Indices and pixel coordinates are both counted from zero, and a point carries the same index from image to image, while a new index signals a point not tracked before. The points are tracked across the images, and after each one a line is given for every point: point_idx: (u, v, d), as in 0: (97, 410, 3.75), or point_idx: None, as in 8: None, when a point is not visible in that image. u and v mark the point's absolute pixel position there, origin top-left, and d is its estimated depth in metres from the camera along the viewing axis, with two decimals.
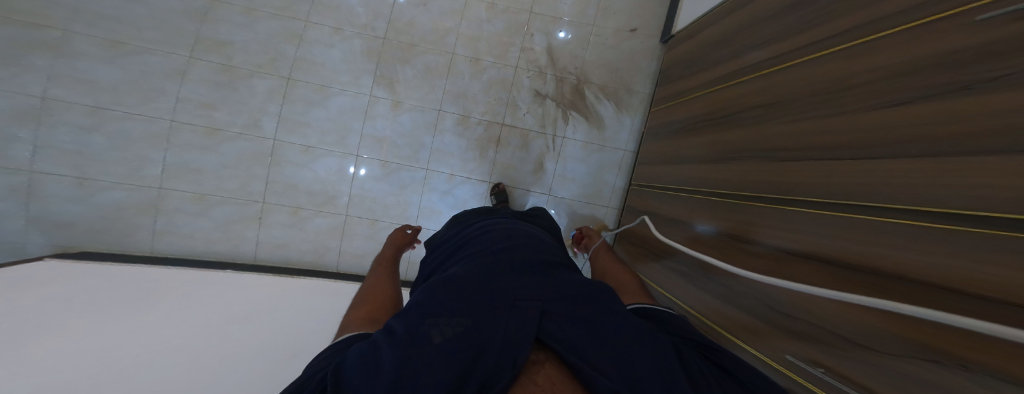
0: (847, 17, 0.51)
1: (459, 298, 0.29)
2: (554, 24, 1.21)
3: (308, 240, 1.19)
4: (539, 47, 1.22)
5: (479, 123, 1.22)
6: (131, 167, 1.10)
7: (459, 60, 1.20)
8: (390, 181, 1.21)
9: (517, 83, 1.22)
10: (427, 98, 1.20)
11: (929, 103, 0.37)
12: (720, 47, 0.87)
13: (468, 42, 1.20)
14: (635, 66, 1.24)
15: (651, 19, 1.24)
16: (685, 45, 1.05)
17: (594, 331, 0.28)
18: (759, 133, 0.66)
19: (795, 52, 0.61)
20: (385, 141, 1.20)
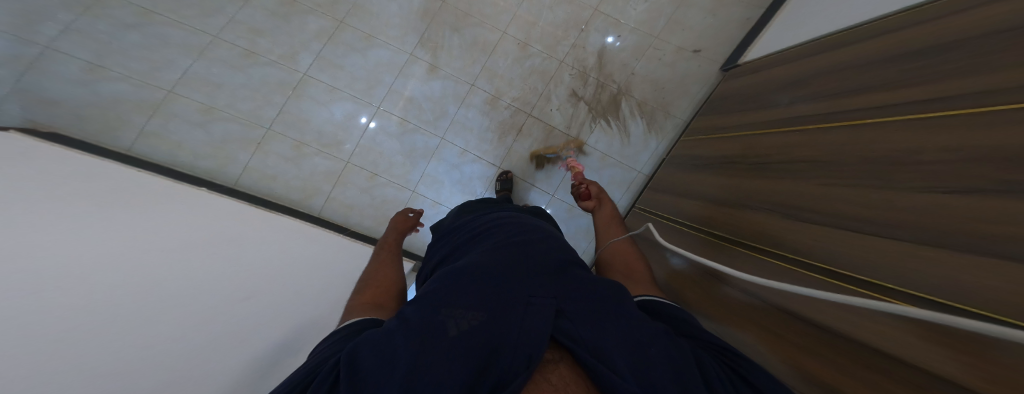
0: (932, 86, 0.49)
1: (475, 295, 0.35)
2: (617, 28, 1.18)
3: (301, 177, 1.18)
4: (593, 47, 1.19)
5: (507, 108, 1.21)
6: (153, 67, 1.08)
7: (508, 41, 1.19)
8: (402, 141, 1.22)
9: (557, 79, 1.20)
10: (464, 69, 1.20)
11: (968, 197, 0.36)
12: (784, 90, 0.83)
13: (523, 25, 1.18)
14: (683, 89, 1.21)
15: (720, 43, 1.19)
16: (745, 79, 1.03)
17: (607, 333, 0.32)
18: (786, 186, 0.65)
19: (857, 111, 0.59)
20: (410, 101, 1.20)
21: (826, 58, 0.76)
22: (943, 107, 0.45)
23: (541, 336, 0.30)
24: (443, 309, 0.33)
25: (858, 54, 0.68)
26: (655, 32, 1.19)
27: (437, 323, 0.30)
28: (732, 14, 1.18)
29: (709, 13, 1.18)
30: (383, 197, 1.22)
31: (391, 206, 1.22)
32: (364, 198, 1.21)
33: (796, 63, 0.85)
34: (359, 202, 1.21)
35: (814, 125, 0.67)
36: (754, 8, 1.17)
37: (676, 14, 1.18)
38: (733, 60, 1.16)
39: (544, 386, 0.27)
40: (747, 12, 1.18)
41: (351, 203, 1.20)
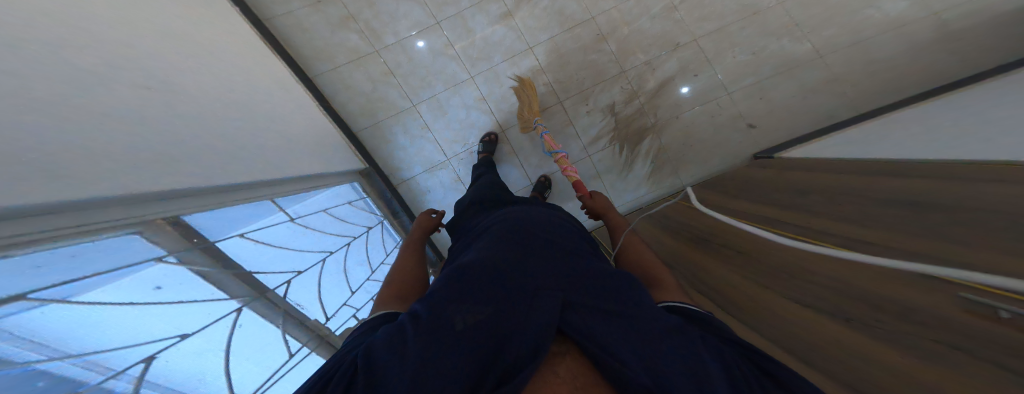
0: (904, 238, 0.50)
1: (480, 292, 0.40)
2: (701, 66, 1.16)
3: (328, 43, 1.25)
4: (662, 74, 1.18)
5: (544, 85, 1.21)
6: None
7: (590, 26, 1.17)
8: (434, 60, 1.25)
9: (607, 84, 1.19)
10: (534, 31, 1.18)
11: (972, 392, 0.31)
12: (773, 190, 0.87)
13: (618, 19, 1.16)
14: (704, 157, 1.21)
15: (784, 128, 1.15)
16: (761, 170, 1.01)
17: (614, 325, 0.36)
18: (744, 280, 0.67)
19: (834, 237, 0.60)
20: (470, 32, 1.21)
21: (832, 179, 0.75)
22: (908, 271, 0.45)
23: (543, 329, 0.34)
24: (449, 308, 0.37)
25: (856, 181, 0.68)
26: (735, 89, 1.16)
27: (443, 319, 0.35)
28: (821, 106, 1.11)
29: (801, 95, 1.13)
30: (380, 96, 1.29)
31: (385, 114, 1.31)
32: (365, 86, 1.29)
33: (803, 171, 0.86)
34: (359, 86, 1.29)
35: (781, 231, 0.70)
36: (848, 110, 1.09)
37: (768, 81, 1.14)
38: (769, 153, 1.10)
39: (554, 379, 0.31)
40: (834, 110, 1.11)
41: (351, 84, 1.28)
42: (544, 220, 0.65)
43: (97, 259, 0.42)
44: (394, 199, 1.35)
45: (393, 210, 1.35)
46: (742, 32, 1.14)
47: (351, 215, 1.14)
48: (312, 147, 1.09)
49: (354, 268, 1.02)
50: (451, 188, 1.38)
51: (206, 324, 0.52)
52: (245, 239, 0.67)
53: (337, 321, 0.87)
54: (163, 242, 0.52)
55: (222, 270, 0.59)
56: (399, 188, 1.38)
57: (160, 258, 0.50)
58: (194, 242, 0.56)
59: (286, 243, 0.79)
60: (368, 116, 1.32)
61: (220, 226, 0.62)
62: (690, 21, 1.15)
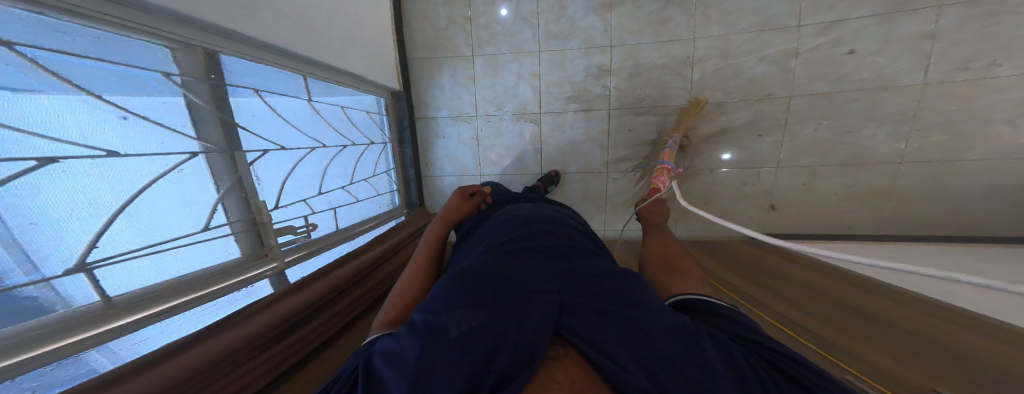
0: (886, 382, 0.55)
1: (476, 293, 0.41)
2: (772, 128, 1.12)
3: None
4: (726, 121, 1.15)
5: (606, 88, 1.20)
6: None
7: (686, 47, 1.11)
8: (513, 19, 1.21)
9: (666, 113, 1.18)
10: (624, 31, 1.14)
11: None
12: (764, 274, 0.92)
13: (721, 48, 1.09)
14: (710, 220, 1.24)
15: (806, 221, 1.18)
16: (752, 249, 1.09)
17: (613, 328, 0.38)
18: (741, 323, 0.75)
19: (814, 338, 0.67)
20: (561, 8, 1.16)
21: (850, 293, 0.78)
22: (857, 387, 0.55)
23: (540, 334, 0.36)
24: (444, 312, 0.38)
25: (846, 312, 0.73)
26: (786, 166, 1.15)
27: (441, 326, 0.36)
28: (849, 213, 1.13)
29: (844, 196, 1.13)
30: (447, 33, 1.28)
31: (442, 50, 1.30)
32: (441, 22, 1.27)
33: (803, 265, 0.91)
34: (434, 18, 1.27)
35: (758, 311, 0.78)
36: (872, 225, 1.12)
37: (823, 169, 1.12)
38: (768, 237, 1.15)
39: (555, 378, 0.33)
40: (859, 223, 1.13)
41: (429, 14, 1.27)
42: (541, 215, 0.69)
43: (106, 48, 0.49)
44: (406, 131, 1.36)
45: (401, 140, 1.37)
46: (848, 106, 1.06)
47: (365, 124, 1.19)
48: (372, 52, 1.09)
49: (336, 171, 1.02)
50: (465, 144, 1.39)
51: (141, 153, 0.53)
52: (256, 96, 0.74)
53: (285, 212, 0.81)
54: (183, 64, 0.59)
55: (212, 111, 0.64)
56: (418, 122, 1.39)
57: (165, 75, 0.57)
58: (211, 77, 0.63)
59: (286, 115, 0.82)
60: (428, 46, 1.31)
61: (246, 75, 0.69)
62: (801, 74, 1.06)
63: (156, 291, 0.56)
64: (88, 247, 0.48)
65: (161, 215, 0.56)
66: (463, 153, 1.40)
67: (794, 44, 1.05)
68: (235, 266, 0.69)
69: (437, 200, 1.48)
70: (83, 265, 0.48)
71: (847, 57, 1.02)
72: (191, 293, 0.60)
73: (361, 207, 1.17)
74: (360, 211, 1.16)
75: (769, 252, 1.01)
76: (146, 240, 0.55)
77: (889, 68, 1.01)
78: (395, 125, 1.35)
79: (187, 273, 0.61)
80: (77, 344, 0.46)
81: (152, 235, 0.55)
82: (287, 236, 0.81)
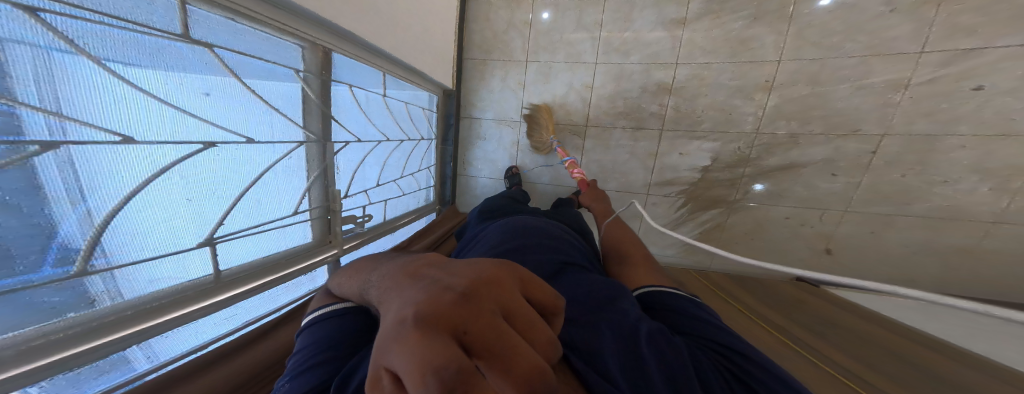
0: None
1: None
2: (849, 168, 1.05)
3: None
4: (800, 155, 1.08)
5: (661, 107, 1.19)
6: None
7: (755, 72, 1.07)
8: (577, 30, 1.24)
9: (722, 139, 1.15)
10: (694, 49, 1.12)
11: None
12: (815, 320, 0.87)
13: (811, 74, 1.02)
14: (752, 256, 1.18)
15: (864, 272, 1.10)
16: (793, 290, 1.04)
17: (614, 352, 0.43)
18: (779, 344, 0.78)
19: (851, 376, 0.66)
20: (629, 21, 1.18)
21: (900, 344, 0.74)
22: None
23: None
24: None
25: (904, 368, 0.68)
26: (851, 211, 1.07)
27: None
28: (916, 267, 1.05)
29: (915, 248, 1.03)
30: (509, 37, 1.33)
31: (501, 53, 1.36)
32: (501, 26, 1.33)
33: (844, 310, 0.89)
34: (496, 23, 1.34)
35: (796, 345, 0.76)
36: (937, 282, 1.04)
37: (896, 218, 1.03)
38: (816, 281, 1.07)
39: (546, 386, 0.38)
40: (922, 280, 1.05)
41: (491, 18, 1.34)
42: (535, 229, 0.76)
43: (263, 46, 0.56)
44: (450, 131, 1.45)
45: (445, 138, 1.46)
46: (954, 152, 0.94)
47: (421, 120, 1.28)
48: (436, 50, 1.15)
49: (393, 165, 1.10)
50: (504, 148, 1.43)
51: (264, 143, 0.61)
52: (349, 91, 0.83)
53: (350, 202, 0.89)
54: (307, 60, 0.67)
55: (319, 104, 0.72)
56: (462, 121, 1.46)
57: (294, 71, 0.65)
58: (322, 73, 0.70)
59: (366, 109, 0.91)
60: (489, 48, 1.37)
61: (344, 71, 0.78)
62: (904, 109, 0.96)
63: (249, 269, 0.63)
64: (218, 222, 0.55)
65: (268, 201, 0.64)
66: (500, 157, 1.44)
67: (906, 74, 0.94)
68: (305, 250, 0.77)
69: (467, 200, 1.54)
70: (211, 239, 0.55)
71: (972, 93, 0.89)
72: (273, 273, 0.68)
73: (405, 199, 1.24)
74: (403, 204, 1.23)
75: (817, 296, 0.97)
76: (252, 220, 0.62)
77: (1019, 113, 0.87)
78: (441, 122, 1.44)
79: (272, 254, 0.68)
80: (183, 317, 0.52)
81: (257, 216, 0.63)
82: (348, 224, 0.88)
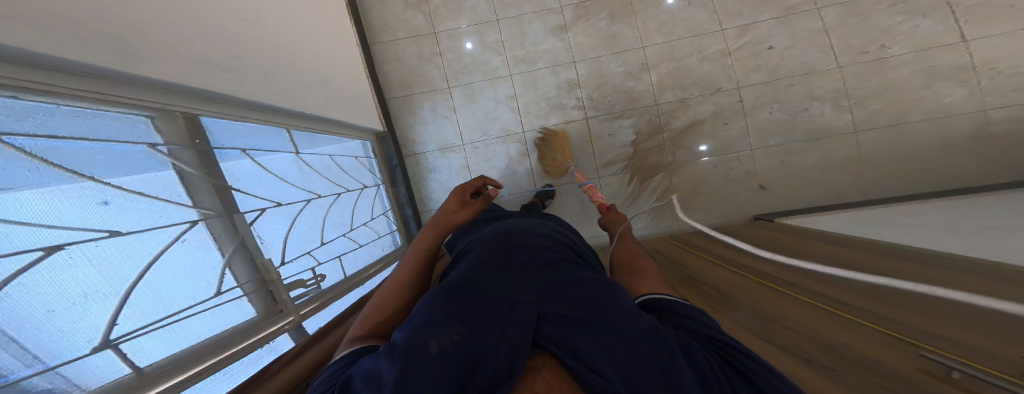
0: (872, 304, 0.55)
1: (449, 313, 0.40)
2: (735, 117, 1.20)
3: (394, 11, 1.34)
4: (693, 114, 1.22)
5: (579, 99, 1.26)
6: None
7: (636, 54, 1.22)
8: (482, 52, 1.30)
9: (636, 113, 1.24)
10: (583, 47, 1.25)
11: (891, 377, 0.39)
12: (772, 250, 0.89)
13: (669, 53, 1.22)
14: (707, 208, 1.23)
15: (802, 196, 1.17)
16: (756, 228, 1.07)
17: (592, 336, 0.36)
18: (731, 278, 0.79)
19: (809, 292, 0.63)
20: (523, 34, 1.27)
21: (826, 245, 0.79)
22: (920, 361, 0.41)
23: (517, 346, 0.34)
24: (423, 332, 0.36)
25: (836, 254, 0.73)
26: (759, 147, 1.19)
27: (419, 344, 0.34)
28: (834, 181, 1.15)
29: (825, 164, 1.16)
30: (423, 71, 1.35)
31: (420, 87, 1.36)
32: (413, 62, 1.35)
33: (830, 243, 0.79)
34: (406, 59, 1.35)
35: (750, 274, 0.77)
36: (854, 189, 1.14)
37: (797, 144, 1.17)
38: (770, 215, 1.15)
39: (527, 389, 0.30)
40: (845, 191, 1.14)
41: (401, 56, 1.35)
42: (524, 228, 0.72)
43: (83, 126, 0.48)
44: (398, 171, 1.40)
45: (393, 180, 1.40)
46: (790, 90, 1.16)
47: (354, 168, 1.23)
48: (349, 101, 1.13)
49: (336, 217, 1.05)
50: (456, 173, 1.41)
51: (141, 230, 0.51)
52: (240, 153, 0.77)
53: (291, 267, 0.82)
54: (165, 132, 0.60)
55: (204, 178, 0.66)
56: (407, 159, 1.43)
57: (152, 147, 0.58)
58: (195, 142, 0.65)
59: (279, 171, 0.88)
60: (406, 88, 1.37)
61: (230, 134, 0.74)
62: (740, 68, 1.19)
63: (183, 358, 0.53)
64: (110, 324, 0.45)
65: (178, 284, 0.55)
66: (456, 182, 1.41)
67: (725, 46, 1.20)
68: (250, 326, 0.67)
69: None
70: (110, 341, 0.45)
71: (770, 51, 1.17)
72: (218, 353, 0.57)
73: (364, 251, 1.17)
74: (364, 256, 1.15)
75: (787, 234, 0.94)
76: (164, 308, 0.53)
77: (808, 58, 1.16)
78: (384, 166, 1.37)
79: (209, 336, 0.58)
80: None
81: (169, 303, 0.53)
82: (298, 290, 0.81)
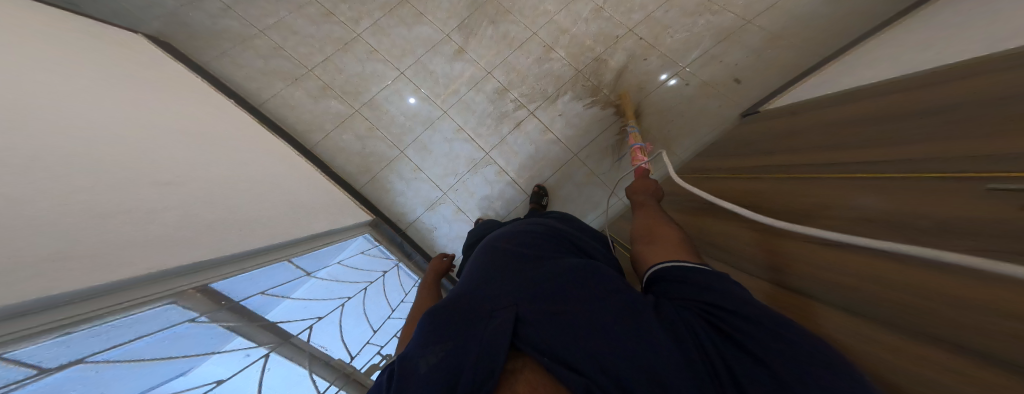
0: (898, 151, 0.52)
1: (443, 324, 0.38)
2: (648, 52, 1.22)
3: (312, 113, 1.36)
4: (614, 65, 1.24)
5: (514, 101, 1.29)
6: (283, 35, 1.36)
7: (535, 42, 1.27)
8: (410, 106, 1.34)
9: (569, 86, 1.26)
10: (489, 57, 1.30)
11: (968, 228, 0.35)
12: (774, 139, 0.85)
13: (562, 29, 1.26)
14: (692, 128, 1.19)
15: (765, 78, 1.15)
16: (743, 128, 1.03)
17: (569, 327, 0.35)
18: (757, 184, 0.76)
19: (837, 170, 0.60)
20: (432, 73, 1.32)
21: (812, 118, 0.79)
22: (986, 197, 0.36)
23: (494, 349, 0.33)
24: (418, 348, 0.36)
25: (840, 114, 0.72)
26: (688, 64, 1.20)
27: (412, 362, 0.34)
28: (777, 55, 1.15)
29: (753, 55, 1.16)
30: (373, 150, 1.36)
31: (378, 162, 1.36)
32: (356, 145, 1.36)
33: (827, 109, 0.77)
34: (349, 146, 1.36)
35: (775, 174, 0.73)
36: (800, 53, 1.13)
37: (714, 49, 1.19)
38: (754, 107, 1.10)
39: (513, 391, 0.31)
40: (798, 60, 1.13)
41: (342, 146, 1.36)
42: (518, 232, 0.62)
43: (134, 328, 0.45)
44: (406, 243, 1.30)
45: (408, 254, 1.30)
46: (668, 14, 1.21)
47: (366, 262, 1.13)
48: (324, 206, 1.12)
49: (374, 306, 1.02)
50: (455, 220, 1.33)
51: (237, 369, 0.56)
52: (264, 296, 0.71)
53: (361, 358, 0.83)
54: (196, 306, 0.54)
55: (249, 323, 0.62)
56: (409, 232, 1.35)
57: (193, 320, 0.53)
58: (222, 303, 0.59)
59: (304, 295, 0.83)
60: (366, 173, 1.36)
61: (245, 282, 0.66)
62: (617, 15, 1.24)
63: None
64: None
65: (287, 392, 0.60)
66: (461, 227, 1.33)
67: (597, 3, 1.25)
68: None
69: None
70: None
71: None
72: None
73: None
74: None
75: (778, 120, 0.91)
76: None
77: None
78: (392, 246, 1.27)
79: None
80: None
81: None
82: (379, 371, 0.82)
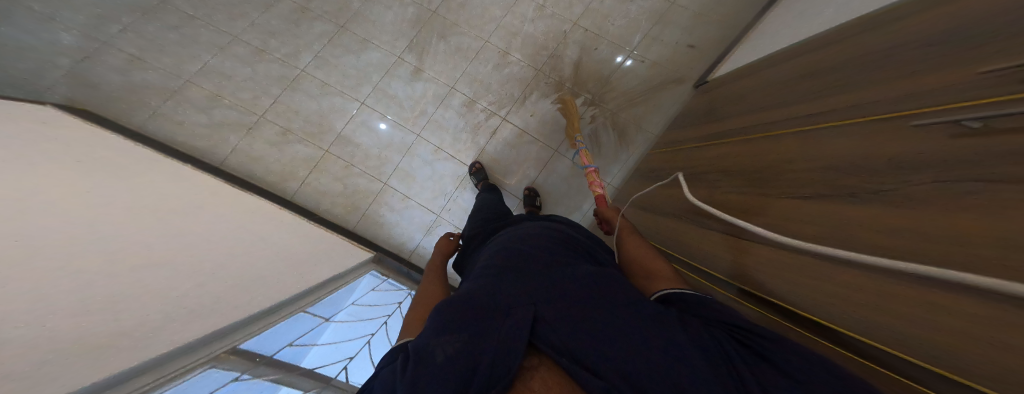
0: (835, 99, 0.57)
1: (461, 316, 0.36)
2: (601, 40, 1.25)
3: (280, 161, 1.33)
4: (571, 58, 1.26)
5: (483, 111, 1.30)
6: (229, 86, 1.32)
7: (490, 49, 1.29)
8: (379, 135, 1.33)
9: (533, 86, 1.27)
10: (447, 72, 1.30)
11: (919, 155, 0.38)
12: (732, 103, 0.89)
13: (513, 31, 1.29)
14: (658, 106, 1.23)
15: (709, 50, 1.23)
16: (702, 98, 1.09)
17: (592, 334, 0.34)
18: (728, 146, 0.79)
19: (792, 124, 0.64)
20: (394, 98, 1.32)
21: (759, 80, 0.84)
22: (918, 130, 0.40)
23: (513, 348, 0.32)
24: (434, 336, 0.34)
25: (783, 71, 0.77)
26: (640, 46, 1.24)
27: (428, 350, 0.32)
28: (712, 28, 1.23)
29: (692, 29, 1.23)
30: (354, 187, 1.34)
31: (360, 198, 1.33)
32: (335, 186, 1.33)
33: (771, 69, 0.83)
34: (328, 188, 1.33)
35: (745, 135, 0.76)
36: (732, 24, 1.22)
37: (653, 31, 1.23)
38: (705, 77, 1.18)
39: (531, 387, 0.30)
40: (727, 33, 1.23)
41: (323, 190, 1.33)
42: (530, 234, 0.61)
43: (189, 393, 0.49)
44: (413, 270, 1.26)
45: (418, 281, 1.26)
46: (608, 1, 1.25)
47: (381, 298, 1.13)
48: (316, 245, 1.08)
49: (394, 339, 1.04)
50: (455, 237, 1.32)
51: None
52: (292, 348, 0.75)
53: None
54: (235, 365, 0.58)
55: (288, 374, 0.69)
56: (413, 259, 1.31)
57: (237, 378, 0.58)
58: (257, 360, 0.63)
59: (330, 339, 0.86)
60: (354, 212, 1.32)
61: (272, 339, 0.69)
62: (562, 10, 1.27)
63: None
64: None
65: None
66: None
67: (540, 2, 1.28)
68: None
69: None
70: None
71: None
72: None
73: None
74: None
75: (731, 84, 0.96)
76: None
77: None
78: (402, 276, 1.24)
79: None
80: None
81: None
82: None
